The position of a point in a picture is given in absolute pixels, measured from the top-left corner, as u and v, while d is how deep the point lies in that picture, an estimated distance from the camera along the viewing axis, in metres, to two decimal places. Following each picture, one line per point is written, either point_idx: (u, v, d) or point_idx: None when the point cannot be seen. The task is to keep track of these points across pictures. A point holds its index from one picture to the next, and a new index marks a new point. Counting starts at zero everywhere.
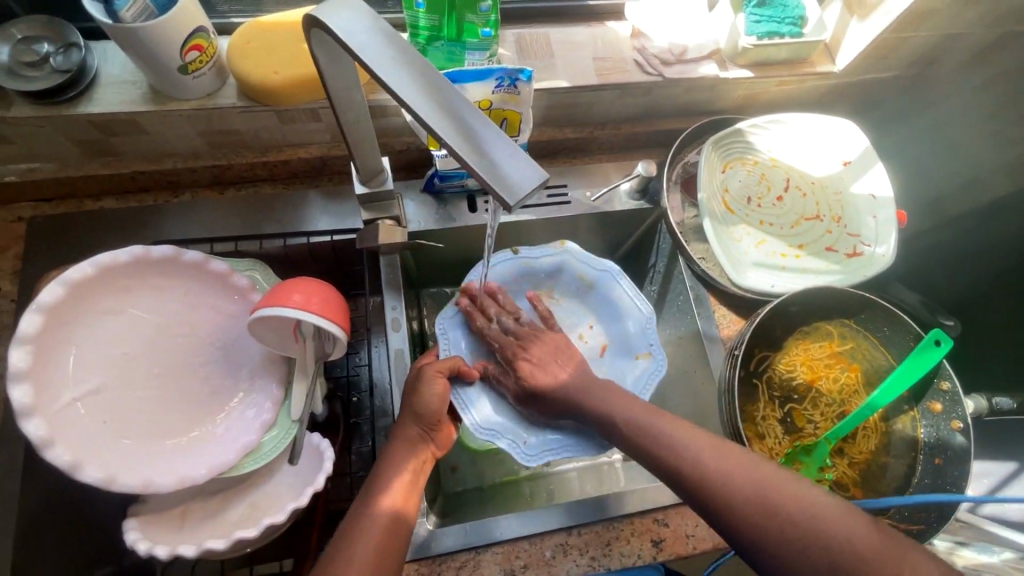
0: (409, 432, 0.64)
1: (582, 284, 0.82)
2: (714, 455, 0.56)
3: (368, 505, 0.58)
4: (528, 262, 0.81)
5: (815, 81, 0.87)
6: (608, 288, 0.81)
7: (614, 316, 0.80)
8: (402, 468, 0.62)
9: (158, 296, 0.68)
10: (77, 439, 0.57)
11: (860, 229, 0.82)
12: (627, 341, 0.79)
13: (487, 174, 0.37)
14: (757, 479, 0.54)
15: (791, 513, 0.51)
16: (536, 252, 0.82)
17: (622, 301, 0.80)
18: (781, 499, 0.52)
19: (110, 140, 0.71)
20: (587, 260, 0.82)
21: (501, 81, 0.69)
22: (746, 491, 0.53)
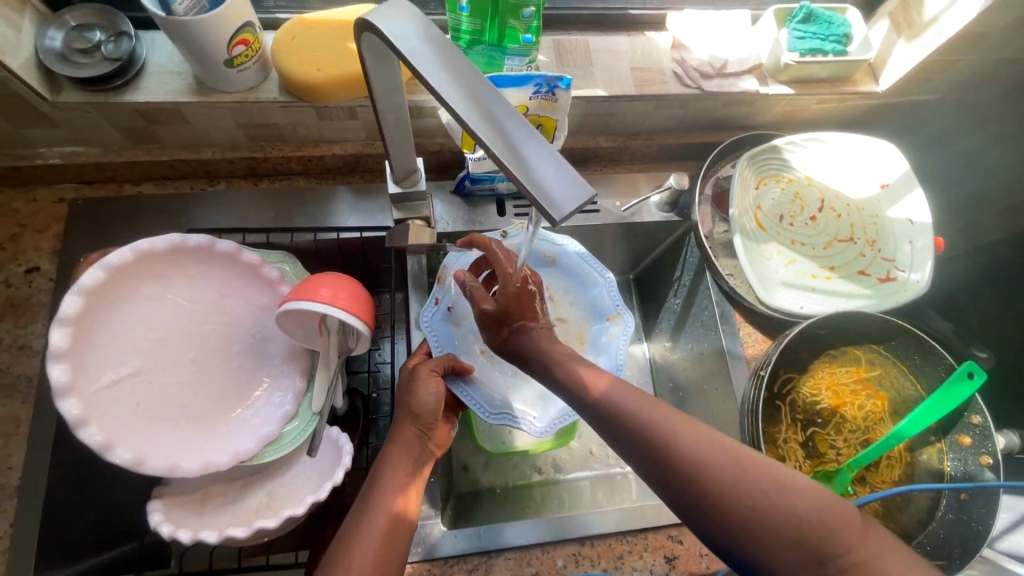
0: (407, 432, 0.64)
1: (546, 260, 0.80)
2: (680, 433, 0.51)
3: (370, 504, 0.58)
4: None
5: (857, 101, 0.85)
6: (571, 262, 0.80)
7: (582, 286, 0.80)
8: (402, 467, 0.62)
9: (191, 284, 0.69)
10: (108, 419, 0.59)
11: (894, 254, 0.80)
12: (599, 306, 0.78)
13: (530, 185, 0.37)
14: (722, 461, 0.50)
15: (755, 496, 0.48)
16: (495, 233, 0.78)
17: (586, 272, 0.79)
18: (744, 481, 0.48)
19: (152, 128, 0.72)
20: (548, 238, 0.80)
21: (539, 88, 0.69)
22: (725, 483, 0.49)
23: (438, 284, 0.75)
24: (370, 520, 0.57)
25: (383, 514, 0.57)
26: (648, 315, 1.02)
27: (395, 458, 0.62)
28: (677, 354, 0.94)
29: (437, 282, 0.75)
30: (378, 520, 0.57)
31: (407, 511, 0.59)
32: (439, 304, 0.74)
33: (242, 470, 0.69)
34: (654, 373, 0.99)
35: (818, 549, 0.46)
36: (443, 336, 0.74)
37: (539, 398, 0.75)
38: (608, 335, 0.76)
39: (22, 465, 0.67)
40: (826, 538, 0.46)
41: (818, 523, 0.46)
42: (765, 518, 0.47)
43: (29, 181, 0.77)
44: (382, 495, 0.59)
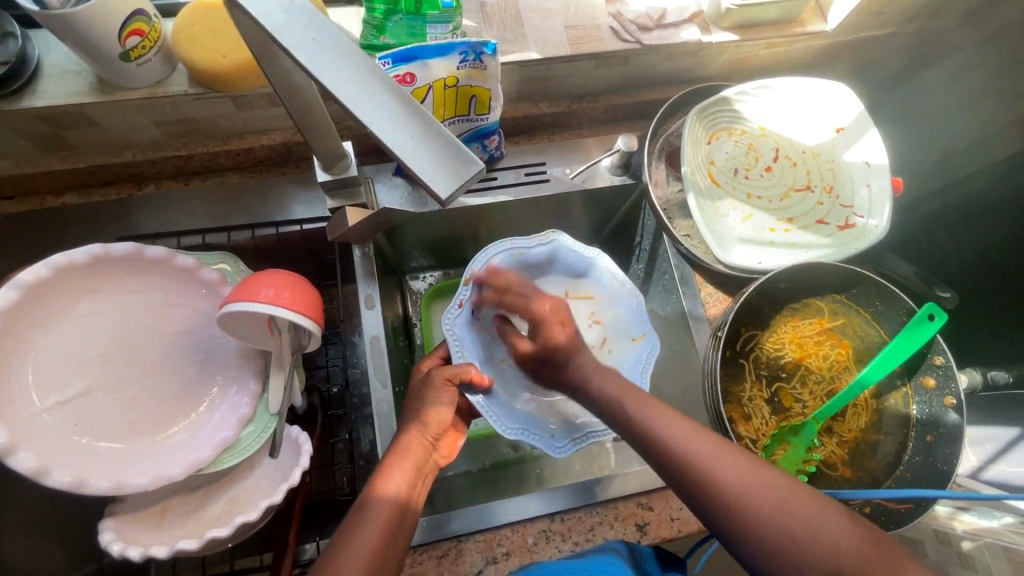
0: (413, 442, 0.62)
1: (577, 270, 0.81)
2: (681, 432, 0.55)
3: (369, 503, 0.56)
4: (521, 251, 0.79)
5: (806, 42, 0.82)
6: (597, 274, 0.81)
7: (607, 298, 0.81)
8: (408, 470, 0.60)
9: (123, 294, 0.66)
10: (41, 444, 0.57)
11: (853, 199, 0.78)
12: (624, 324, 0.79)
13: (420, 168, 0.34)
14: (716, 455, 0.53)
15: (740, 487, 0.51)
16: (523, 239, 0.79)
17: (608, 280, 0.81)
18: (738, 479, 0.51)
19: (62, 133, 0.68)
20: (576, 248, 0.81)
21: (465, 56, 0.65)
22: (744, 495, 0.51)
23: (464, 285, 0.75)
24: (370, 515, 0.54)
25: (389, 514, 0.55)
26: None
27: (403, 457, 0.60)
28: None
29: (462, 282, 0.75)
30: (380, 516, 0.55)
31: (408, 515, 0.57)
32: (464, 307, 0.74)
33: (200, 479, 0.67)
34: None
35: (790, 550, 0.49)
36: (466, 341, 0.74)
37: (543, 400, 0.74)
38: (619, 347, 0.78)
39: None
40: (804, 546, 0.48)
41: (805, 526, 0.49)
42: (749, 508, 0.50)
43: None
44: (387, 491, 0.57)
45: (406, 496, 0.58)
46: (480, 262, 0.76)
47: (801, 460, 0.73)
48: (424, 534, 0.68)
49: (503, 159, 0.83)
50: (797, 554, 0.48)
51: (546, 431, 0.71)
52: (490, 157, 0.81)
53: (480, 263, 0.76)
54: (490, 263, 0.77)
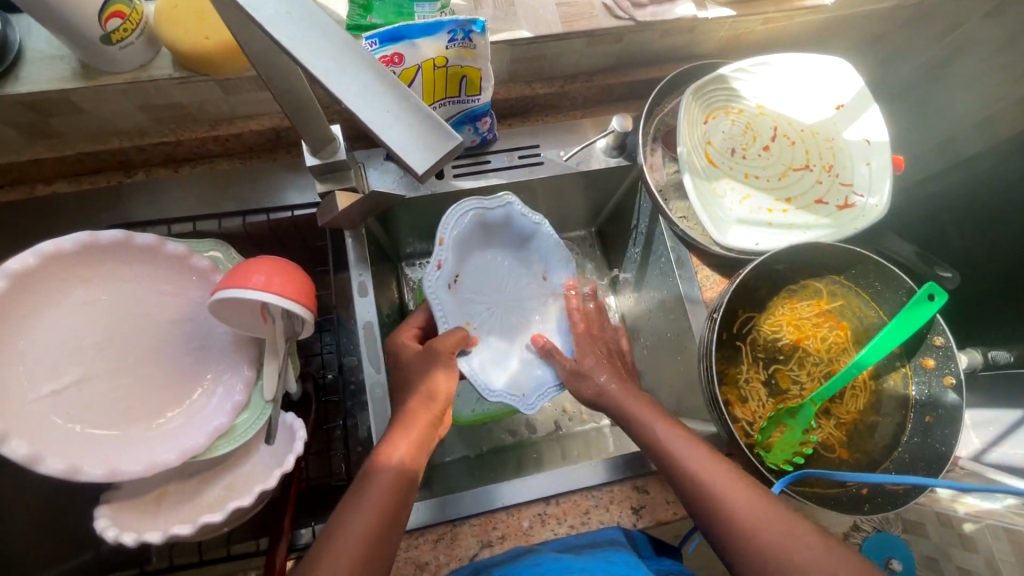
0: (422, 416, 0.63)
1: (528, 233, 0.80)
2: (718, 477, 0.56)
3: (376, 470, 0.57)
4: (486, 212, 0.76)
5: (805, 17, 0.80)
6: (541, 241, 0.81)
7: (542, 265, 0.83)
8: (414, 442, 0.61)
9: (113, 282, 0.66)
10: (34, 432, 0.57)
11: (852, 178, 0.77)
12: (563, 291, 0.83)
13: (395, 144, 0.33)
14: (755, 504, 0.54)
15: (776, 537, 0.51)
16: (485, 199, 0.75)
17: (556, 251, 0.82)
18: (774, 528, 0.51)
19: (48, 120, 0.67)
20: (523, 213, 0.79)
21: (453, 35, 0.64)
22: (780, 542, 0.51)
23: (440, 245, 0.72)
24: (379, 479, 0.56)
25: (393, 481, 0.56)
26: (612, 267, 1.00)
27: (410, 428, 0.62)
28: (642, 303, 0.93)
29: (437, 242, 0.72)
30: (386, 481, 0.55)
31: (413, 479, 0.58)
32: (441, 269, 0.73)
33: (196, 465, 0.68)
34: (624, 325, 1.00)
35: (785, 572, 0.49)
36: (445, 304, 0.73)
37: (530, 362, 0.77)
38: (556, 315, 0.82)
39: None
40: None
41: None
42: (785, 557, 0.50)
43: None
44: (391, 458, 0.58)
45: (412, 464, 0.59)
46: (449, 223, 0.73)
47: (797, 442, 0.72)
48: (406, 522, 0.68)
49: (495, 141, 0.82)
50: None
51: (519, 392, 0.73)
52: (482, 139, 0.80)
53: (450, 228, 0.73)
54: (457, 227, 0.74)
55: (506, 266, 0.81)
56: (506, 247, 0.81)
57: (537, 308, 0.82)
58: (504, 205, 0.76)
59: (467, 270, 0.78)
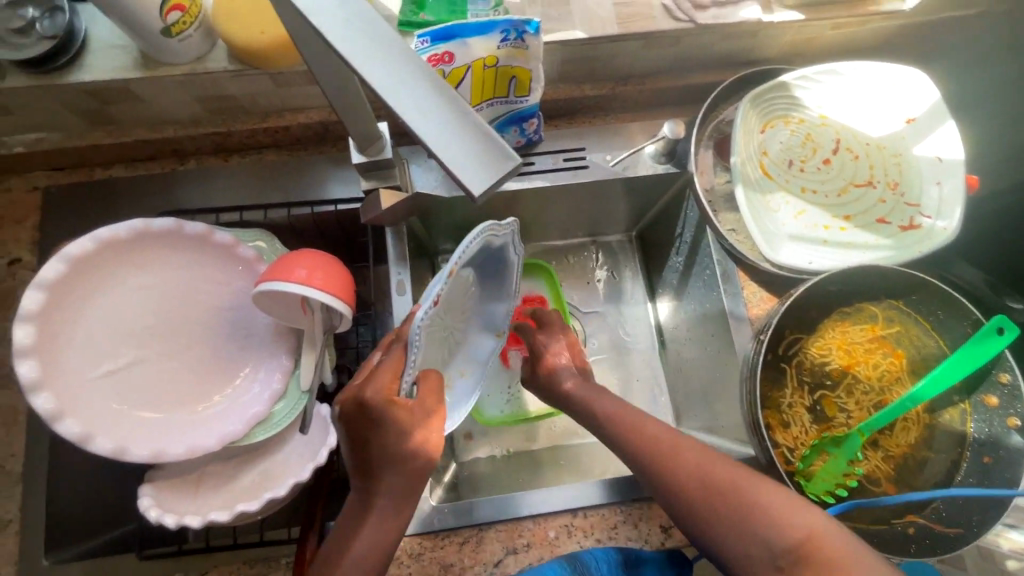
0: (414, 435, 0.53)
1: (496, 262, 0.69)
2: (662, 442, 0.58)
3: (378, 494, 0.52)
4: (491, 240, 0.62)
5: (879, 23, 0.75)
6: (506, 274, 0.72)
7: (484, 292, 0.73)
8: (410, 476, 0.52)
9: (162, 268, 0.67)
10: (86, 412, 0.59)
11: (920, 198, 0.72)
12: (492, 320, 0.76)
13: (451, 160, 0.33)
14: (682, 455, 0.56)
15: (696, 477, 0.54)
16: (497, 224, 0.61)
17: (511, 285, 0.73)
18: (694, 470, 0.54)
19: (108, 108, 0.69)
20: (515, 247, 0.68)
21: (506, 34, 0.62)
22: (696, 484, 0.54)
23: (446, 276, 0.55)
24: (388, 502, 0.52)
25: (398, 502, 0.52)
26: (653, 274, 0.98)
27: (404, 456, 0.52)
28: (682, 314, 0.90)
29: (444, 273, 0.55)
30: (391, 508, 0.52)
31: (421, 486, 0.53)
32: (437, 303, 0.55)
33: (234, 450, 0.69)
34: (661, 334, 0.98)
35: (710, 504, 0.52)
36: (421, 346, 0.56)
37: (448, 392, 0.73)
38: (471, 341, 0.76)
39: (25, 452, 0.69)
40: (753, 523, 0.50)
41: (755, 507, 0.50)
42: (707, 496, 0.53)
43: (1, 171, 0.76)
44: (391, 484, 0.52)
45: (409, 487, 0.52)
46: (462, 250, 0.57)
47: (841, 473, 0.69)
48: (419, 524, 0.68)
49: (541, 143, 0.80)
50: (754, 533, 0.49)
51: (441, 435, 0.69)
52: (528, 141, 0.78)
53: (462, 254, 0.57)
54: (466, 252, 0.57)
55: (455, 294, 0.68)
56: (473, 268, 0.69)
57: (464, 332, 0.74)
58: (508, 235, 0.64)
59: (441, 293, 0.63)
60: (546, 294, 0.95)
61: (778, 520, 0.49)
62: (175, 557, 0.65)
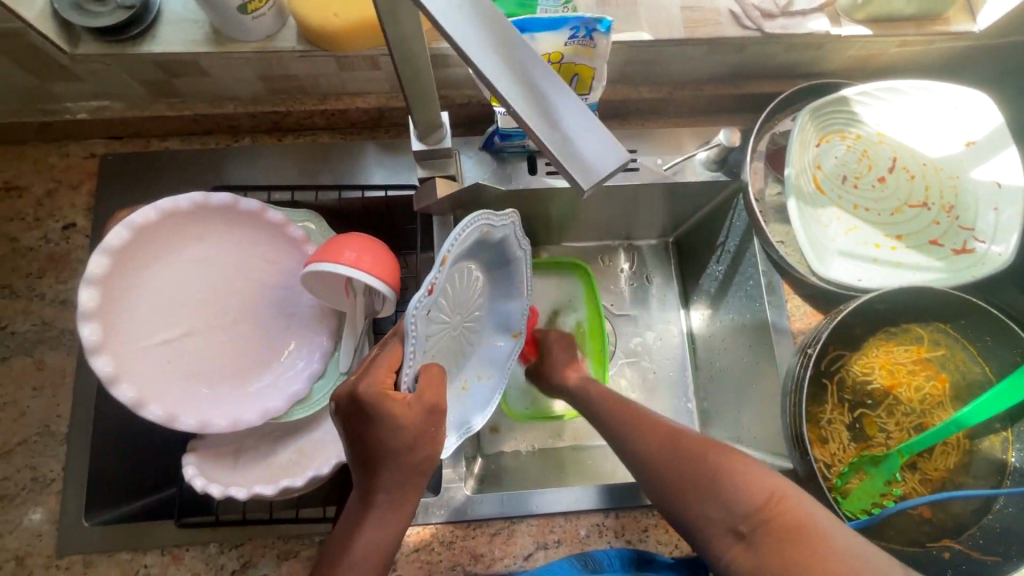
0: (407, 433, 0.53)
1: (501, 256, 0.70)
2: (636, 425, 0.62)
3: (374, 496, 0.52)
4: (489, 231, 0.63)
5: (946, 43, 0.74)
6: (515, 270, 0.72)
7: (496, 289, 0.74)
8: (404, 475, 0.52)
9: (216, 241, 0.68)
10: (138, 377, 0.60)
11: (975, 222, 0.71)
12: (506, 321, 0.76)
13: (562, 154, 0.36)
14: (648, 427, 0.62)
15: (659, 446, 0.59)
16: (494, 215, 0.63)
17: (523, 281, 0.73)
18: (656, 441, 0.59)
19: (173, 80, 0.70)
20: (519, 241, 0.69)
21: (575, 32, 0.62)
22: (658, 450, 0.59)
23: (439, 266, 0.56)
24: (382, 503, 0.52)
25: (394, 499, 0.52)
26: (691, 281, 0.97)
27: (398, 455, 0.52)
28: (718, 323, 0.90)
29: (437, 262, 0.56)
30: (388, 508, 0.52)
31: (421, 482, 0.53)
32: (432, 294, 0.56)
33: (273, 427, 0.70)
34: (693, 342, 0.97)
35: (675, 466, 0.57)
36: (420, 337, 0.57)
37: (465, 395, 0.74)
38: (488, 344, 0.76)
39: (71, 413, 0.70)
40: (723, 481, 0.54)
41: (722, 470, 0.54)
42: (673, 457, 0.57)
43: (61, 136, 0.77)
44: (385, 486, 0.52)
45: (405, 486, 0.53)
46: (456, 237, 0.58)
47: (878, 493, 0.68)
48: (454, 512, 0.69)
49: None
50: (721, 489, 0.53)
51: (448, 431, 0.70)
52: None
53: (454, 242, 0.58)
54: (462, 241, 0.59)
55: (464, 290, 0.70)
56: (479, 265, 0.71)
57: (479, 334, 0.75)
58: (508, 226, 0.65)
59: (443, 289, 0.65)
60: (581, 293, 0.95)
61: (750, 484, 0.53)
62: (213, 528, 0.66)
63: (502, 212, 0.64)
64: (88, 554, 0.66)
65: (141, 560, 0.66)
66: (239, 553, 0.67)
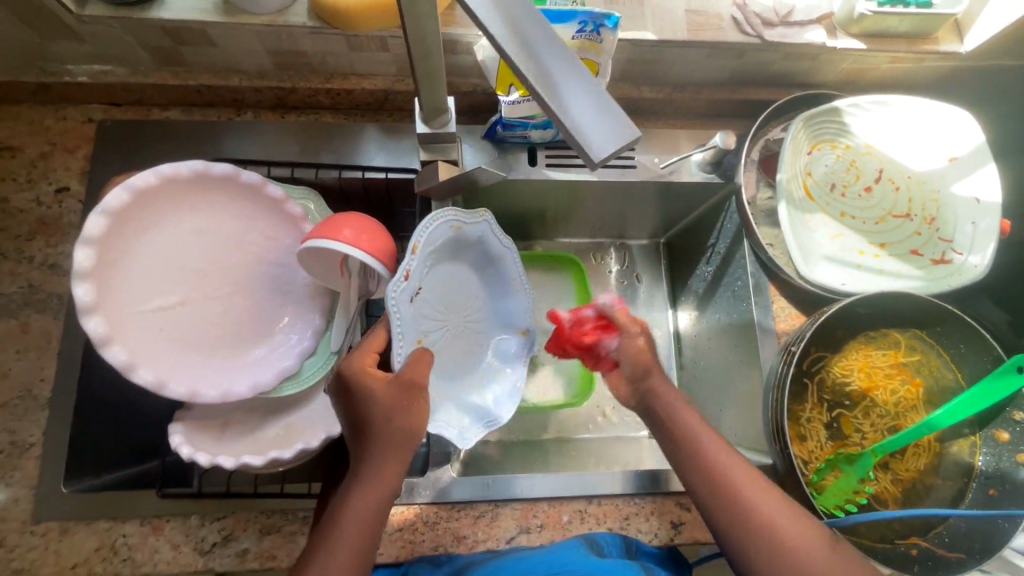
0: (385, 404, 0.53)
1: (488, 253, 0.74)
2: (689, 426, 0.59)
3: (358, 471, 0.52)
4: (460, 226, 0.68)
5: (934, 62, 0.77)
6: (507, 266, 0.75)
7: (496, 289, 0.77)
8: (385, 450, 0.52)
9: (215, 212, 0.68)
10: (130, 342, 0.59)
11: (954, 235, 0.74)
12: (513, 318, 0.78)
13: (576, 128, 0.37)
14: (738, 471, 0.56)
15: (760, 507, 0.54)
16: (462, 212, 0.68)
17: (517, 275, 0.76)
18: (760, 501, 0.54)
19: (180, 49, 0.70)
20: (499, 236, 0.73)
21: (584, 26, 0.64)
22: (759, 512, 0.53)
23: (409, 254, 0.62)
24: (365, 479, 0.52)
25: (377, 472, 0.52)
26: (680, 281, 0.99)
27: (376, 428, 0.53)
28: (705, 324, 0.92)
29: (408, 251, 0.61)
30: (370, 484, 0.52)
31: (403, 460, 0.53)
32: (407, 280, 0.61)
33: (261, 401, 0.70)
34: (679, 341, 0.99)
35: (767, 532, 0.53)
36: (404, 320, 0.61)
37: (486, 391, 0.74)
38: (502, 342, 0.78)
39: (54, 378, 0.69)
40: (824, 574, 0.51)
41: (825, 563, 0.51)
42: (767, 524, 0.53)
43: (59, 99, 0.76)
44: (365, 460, 0.52)
45: (386, 463, 0.52)
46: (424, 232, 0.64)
47: (852, 490, 0.71)
48: (438, 494, 0.69)
49: None
50: None
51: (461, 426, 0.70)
52: None
53: (423, 236, 0.64)
54: (431, 235, 0.65)
55: (458, 290, 0.74)
56: (469, 265, 0.74)
57: (484, 334, 0.77)
58: (482, 223, 0.70)
59: (428, 283, 0.70)
60: (571, 287, 0.96)
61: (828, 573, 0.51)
62: (194, 499, 0.66)
63: (472, 210, 0.70)
64: (64, 521, 0.65)
65: (120, 529, 0.65)
66: (220, 526, 0.66)
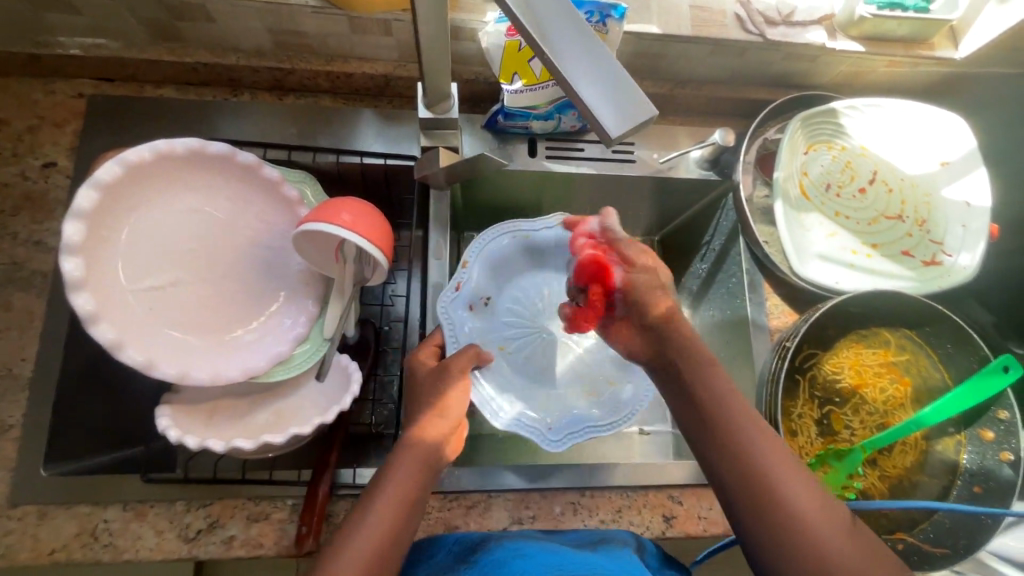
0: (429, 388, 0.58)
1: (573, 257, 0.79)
2: (729, 405, 0.52)
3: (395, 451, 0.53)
4: (527, 235, 0.77)
5: (929, 67, 0.79)
6: None
7: None
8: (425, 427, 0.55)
9: (209, 193, 0.67)
10: (118, 320, 0.58)
11: (944, 237, 0.76)
12: None
13: (593, 102, 0.37)
14: (782, 465, 0.49)
15: (798, 504, 0.47)
16: (528, 222, 0.78)
17: None
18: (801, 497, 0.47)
19: (178, 23, 0.69)
20: None
21: (590, 16, 0.64)
22: (796, 509, 0.47)
23: (464, 266, 0.73)
24: (401, 457, 0.53)
25: (413, 448, 0.53)
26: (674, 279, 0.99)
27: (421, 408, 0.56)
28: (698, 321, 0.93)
29: (461, 265, 0.73)
30: (407, 460, 0.52)
31: (440, 443, 0.54)
32: (460, 288, 0.71)
33: (251, 386, 0.68)
34: None
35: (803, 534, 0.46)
36: (462, 324, 0.70)
37: (582, 400, 0.74)
38: (591, 352, 0.79)
39: (36, 358, 0.67)
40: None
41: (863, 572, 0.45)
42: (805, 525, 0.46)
43: (48, 71, 0.74)
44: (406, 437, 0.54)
45: (424, 443, 0.54)
46: (482, 242, 0.75)
47: (840, 486, 0.71)
48: None
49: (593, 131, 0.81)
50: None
51: (543, 425, 0.69)
52: (583, 126, 0.79)
53: (482, 248, 0.75)
54: (491, 246, 0.75)
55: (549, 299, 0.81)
56: (552, 273, 0.81)
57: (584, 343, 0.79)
58: (551, 228, 0.77)
59: (508, 293, 0.79)
60: None
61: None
62: (179, 485, 0.64)
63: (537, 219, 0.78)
64: (43, 505, 0.63)
65: (101, 515, 0.63)
66: (206, 512, 0.65)
